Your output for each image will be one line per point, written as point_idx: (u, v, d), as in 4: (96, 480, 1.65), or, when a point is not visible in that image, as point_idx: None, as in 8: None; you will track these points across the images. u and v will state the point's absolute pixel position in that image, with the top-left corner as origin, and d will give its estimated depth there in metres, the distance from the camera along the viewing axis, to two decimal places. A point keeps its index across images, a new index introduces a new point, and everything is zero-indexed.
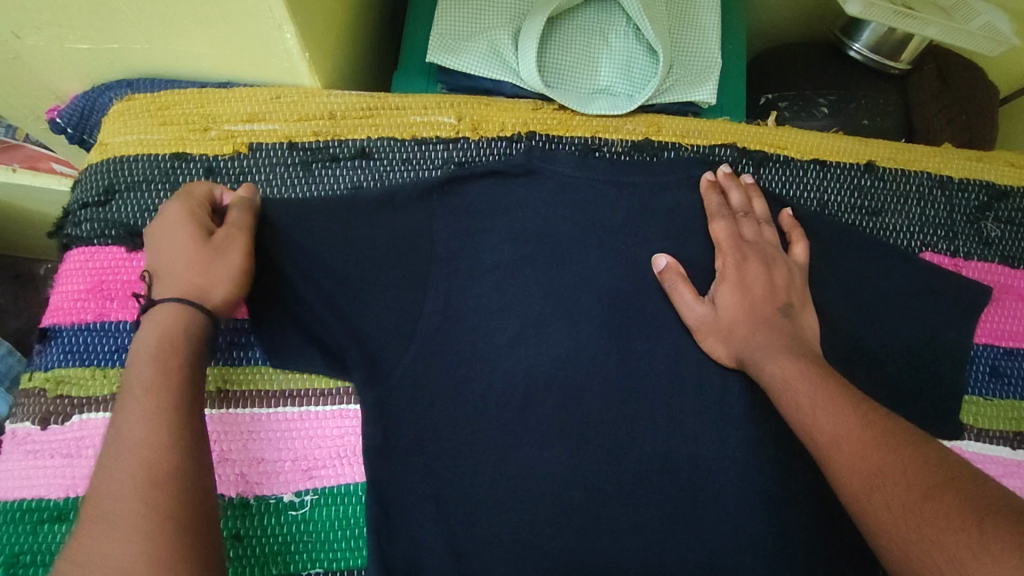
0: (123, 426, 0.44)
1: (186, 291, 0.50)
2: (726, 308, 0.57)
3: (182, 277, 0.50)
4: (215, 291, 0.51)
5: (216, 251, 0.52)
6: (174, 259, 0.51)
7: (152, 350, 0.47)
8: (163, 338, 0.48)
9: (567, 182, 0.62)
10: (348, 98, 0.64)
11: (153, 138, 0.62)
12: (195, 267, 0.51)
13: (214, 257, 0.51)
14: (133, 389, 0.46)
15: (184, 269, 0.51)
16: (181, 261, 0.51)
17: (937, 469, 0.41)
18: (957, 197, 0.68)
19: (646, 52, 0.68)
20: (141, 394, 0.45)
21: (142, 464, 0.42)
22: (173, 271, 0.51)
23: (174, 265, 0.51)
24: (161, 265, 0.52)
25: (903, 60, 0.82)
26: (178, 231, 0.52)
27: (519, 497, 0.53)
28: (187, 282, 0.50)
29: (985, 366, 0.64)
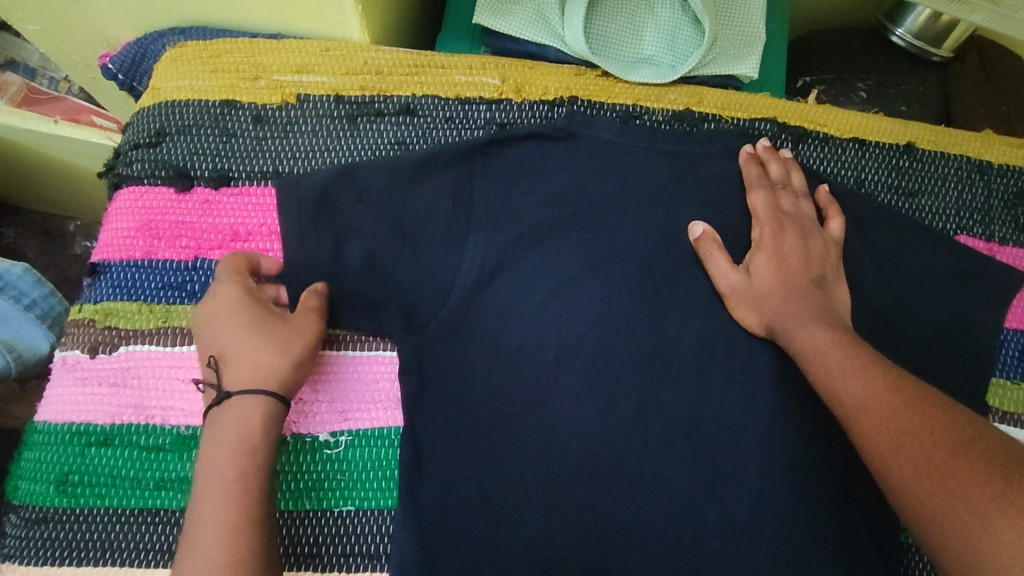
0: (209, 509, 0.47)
1: (255, 376, 0.52)
2: (760, 276, 0.58)
3: (250, 361, 0.52)
4: (279, 375, 0.53)
5: (284, 334, 0.54)
6: (246, 343, 0.53)
7: (240, 436, 0.50)
8: (238, 430, 0.50)
9: (606, 147, 0.63)
10: (395, 55, 0.65)
11: (204, 85, 0.63)
12: (262, 351, 0.53)
13: (287, 342, 0.54)
14: (217, 476, 0.48)
15: (252, 352, 0.53)
16: (251, 345, 0.53)
17: (965, 430, 0.42)
18: (995, 182, 0.68)
19: (692, 23, 0.68)
20: (225, 480, 0.48)
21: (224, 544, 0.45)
22: (241, 355, 0.53)
23: (243, 351, 0.53)
24: (228, 352, 0.53)
25: (945, 48, 0.82)
26: (238, 311, 0.54)
27: (546, 449, 0.54)
28: (256, 369, 0.52)
29: (1014, 350, 0.64)
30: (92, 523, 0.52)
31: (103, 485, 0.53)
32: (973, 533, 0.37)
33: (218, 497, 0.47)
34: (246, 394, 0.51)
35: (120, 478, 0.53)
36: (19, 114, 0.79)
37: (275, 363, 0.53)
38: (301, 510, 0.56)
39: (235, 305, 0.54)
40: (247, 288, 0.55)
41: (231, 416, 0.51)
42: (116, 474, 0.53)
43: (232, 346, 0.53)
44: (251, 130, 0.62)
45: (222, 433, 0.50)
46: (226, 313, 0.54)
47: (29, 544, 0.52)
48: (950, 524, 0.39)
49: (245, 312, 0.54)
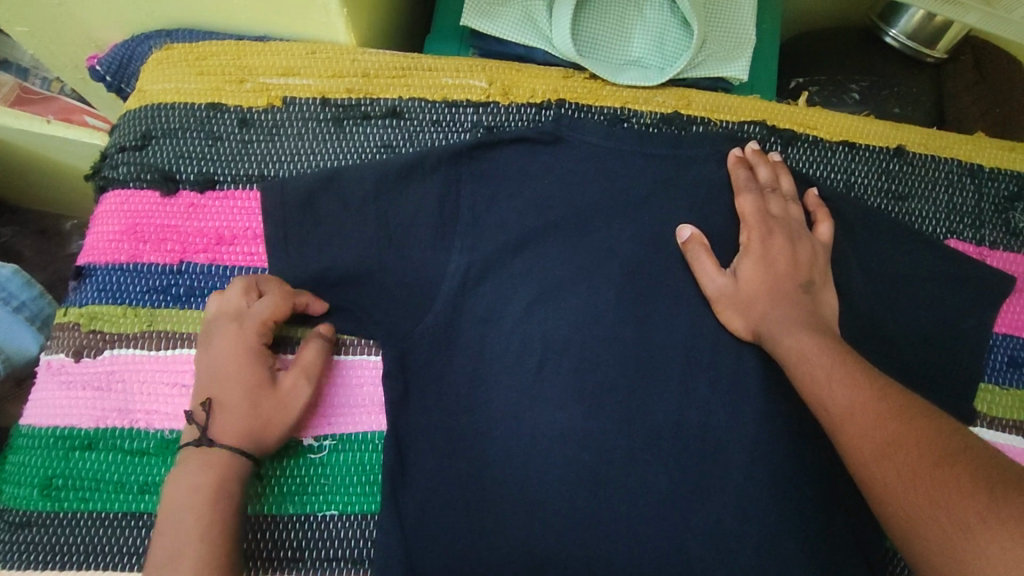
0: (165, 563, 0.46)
1: (244, 437, 0.52)
2: (746, 280, 0.58)
3: (242, 420, 0.52)
4: (265, 440, 0.53)
5: (285, 406, 0.54)
6: (246, 399, 0.52)
7: (207, 482, 0.49)
8: (206, 477, 0.50)
9: (594, 150, 0.62)
10: (382, 57, 0.65)
11: (190, 88, 0.63)
12: (257, 415, 0.52)
13: (282, 413, 0.54)
14: (178, 525, 0.47)
15: (246, 411, 0.52)
16: (249, 405, 0.52)
17: (950, 441, 0.42)
18: (986, 186, 0.68)
19: (680, 25, 0.68)
20: (184, 531, 0.47)
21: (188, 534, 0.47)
22: (237, 410, 0.52)
23: (238, 405, 0.52)
24: (225, 400, 0.52)
25: (939, 49, 0.82)
26: (254, 363, 0.54)
27: (530, 455, 0.54)
28: (246, 429, 0.52)
29: (1003, 355, 0.64)
30: (76, 526, 0.52)
31: (87, 489, 0.53)
32: (955, 544, 0.37)
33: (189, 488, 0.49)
34: (232, 452, 0.51)
35: (103, 482, 0.53)
36: (12, 115, 0.79)
37: (264, 427, 0.53)
38: (285, 513, 0.56)
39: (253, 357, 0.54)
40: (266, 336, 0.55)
41: (204, 463, 0.50)
42: (100, 478, 0.53)
43: (231, 395, 0.52)
44: (237, 133, 0.62)
45: (189, 477, 0.49)
46: (244, 361, 0.54)
47: (12, 548, 0.52)
48: (934, 535, 0.39)
49: (257, 367, 0.54)
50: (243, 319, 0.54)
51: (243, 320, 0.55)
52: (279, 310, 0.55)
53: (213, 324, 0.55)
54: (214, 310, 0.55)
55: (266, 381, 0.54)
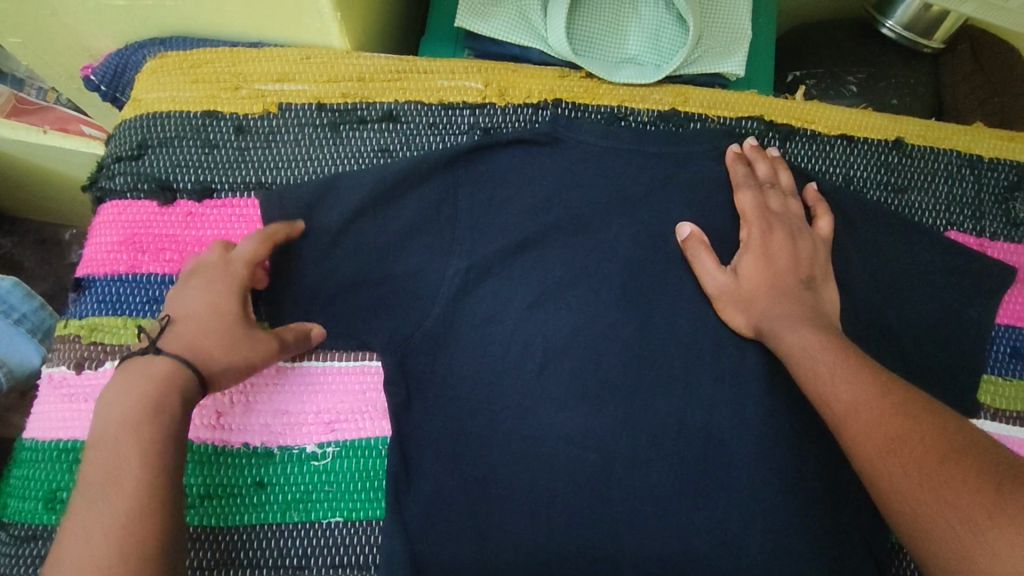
0: (100, 486, 0.43)
1: (191, 352, 0.50)
2: (748, 277, 0.58)
3: (192, 336, 0.50)
4: (212, 362, 0.50)
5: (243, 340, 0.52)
6: (207, 325, 0.51)
7: (144, 397, 0.46)
8: (145, 389, 0.47)
9: (591, 151, 0.63)
10: (377, 61, 0.65)
11: (186, 96, 0.63)
12: (211, 337, 0.51)
13: (243, 348, 0.52)
14: (115, 445, 0.45)
15: (203, 331, 0.51)
16: (208, 328, 0.51)
17: (953, 437, 0.42)
18: (985, 177, 0.67)
19: (676, 22, 0.67)
20: (116, 454, 0.44)
21: (125, 439, 0.45)
22: (196, 330, 0.51)
23: (195, 325, 0.51)
24: (185, 321, 0.51)
25: (936, 39, 0.81)
26: (225, 298, 0.52)
27: (533, 455, 0.55)
28: (193, 345, 0.50)
29: (1006, 347, 0.63)
30: None
31: None
32: (963, 543, 0.37)
33: (130, 395, 0.47)
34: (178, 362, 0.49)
35: None
36: (9, 125, 0.78)
37: (216, 346, 0.51)
38: (289, 521, 0.56)
39: (223, 293, 0.53)
40: (245, 278, 0.54)
41: (143, 374, 0.48)
42: None
43: (188, 317, 0.51)
44: (233, 140, 0.62)
45: (130, 386, 0.47)
46: (215, 297, 0.52)
47: (17, 562, 0.52)
48: (938, 532, 0.39)
49: (218, 296, 0.53)
50: (224, 267, 0.54)
51: (221, 266, 0.54)
52: (255, 253, 0.54)
53: (194, 269, 0.54)
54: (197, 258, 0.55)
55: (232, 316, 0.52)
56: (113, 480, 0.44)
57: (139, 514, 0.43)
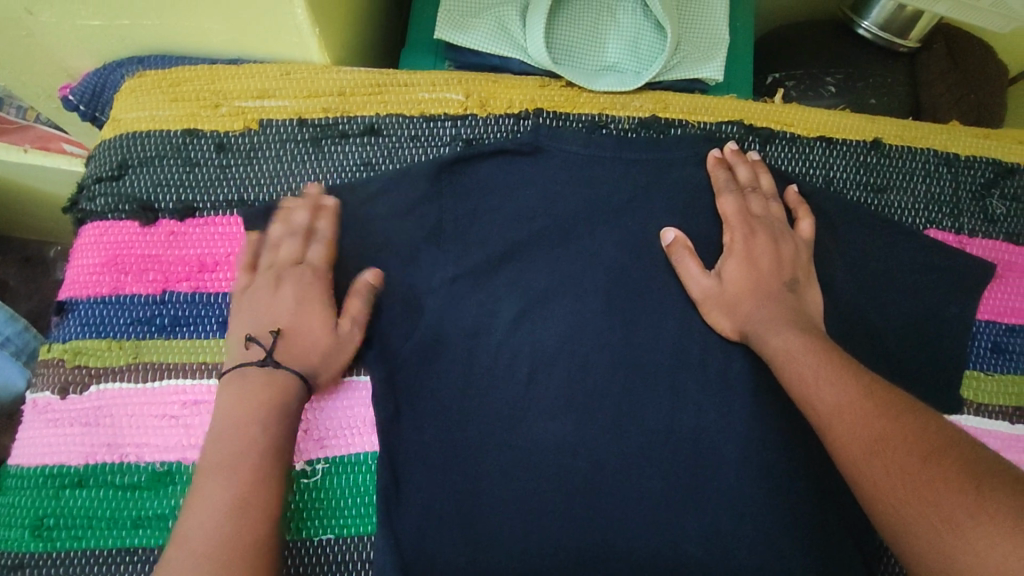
0: (218, 477, 0.47)
1: (308, 367, 0.54)
2: (731, 281, 0.58)
3: (307, 351, 0.54)
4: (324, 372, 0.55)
5: (341, 348, 0.56)
6: (309, 330, 0.55)
7: (266, 401, 0.51)
8: (261, 395, 0.52)
9: (573, 159, 0.63)
10: (357, 75, 0.65)
11: (165, 115, 0.62)
12: (318, 350, 0.55)
13: (340, 353, 0.56)
14: (233, 441, 0.49)
15: (312, 342, 0.55)
16: (314, 338, 0.55)
17: (934, 438, 0.43)
18: (963, 174, 0.68)
19: (654, 29, 0.68)
20: (239, 450, 0.49)
21: (244, 437, 0.50)
22: (303, 339, 0.55)
23: (308, 341, 0.55)
24: (294, 332, 0.55)
25: (912, 38, 0.82)
26: (321, 306, 0.56)
27: (524, 465, 0.55)
28: (307, 360, 0.54)
29: (987, 342, 0.64)
30: (69, 566, 0.52)
31: (79, 527, 0.52)
32: (946, 542, 0.38)
33: (247, 398, 0.51)
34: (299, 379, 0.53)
35: (95, 519, 0.53)
36: None
37: (320, 357, 0.55)
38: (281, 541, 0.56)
39: (311, 294, 0.56)
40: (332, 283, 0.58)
41: (263, 384, 0.52)
42: (92, 515, 0.53)
43: (301, 335, 0.55)
44: (214, 158, 0.62)
45: (248, 391, 0.52)
46: (309, 299, 0.56)
47: None
48: (922, 533, 0.39)
49: (324, 307, 0.56)
50: (308, 267, 0.57)
51: (302, 268, 0.57)
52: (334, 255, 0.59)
53: (280, 271, 0.57)
54: (268, 251, 0.58)
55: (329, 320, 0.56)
56: (230, 473, 0.48)
57: (257, 506, 0.47)
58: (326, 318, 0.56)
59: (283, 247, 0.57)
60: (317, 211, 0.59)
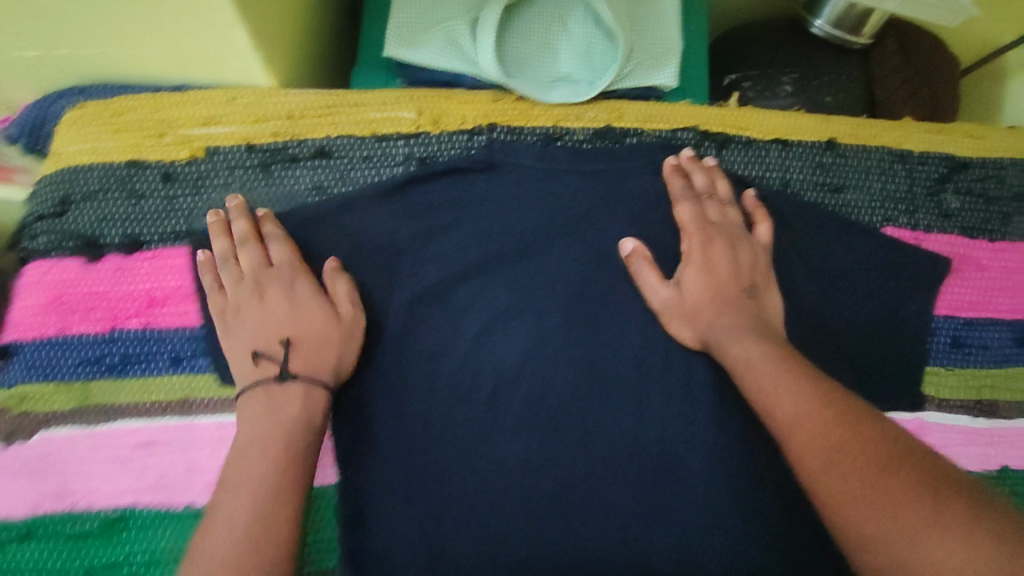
0: (240, 486, 0.46)
1: (319, 367, 0.53)
2: (692, 290, 0.57)
3: (320, 351, 0.53)
4: (341, 366, 0.54)
5: (346, 334, 0.55)
6: (316, 330, 0.54)
7: (293, 412, 0.50)
8: (287, 412, 0.50)
9: (529, 173, 0.63)
10: (305, 97, 0.63)
11: (107, 146, 0.61)
12: (326, 345, 0.54)
13: (348, 342, 0.55)
14: (259, 449, 0.48)
15: (320, 340, 0.54)
16: (318, 334, 0.54)
17: (890, 447, 0.43)
18: (917, 170, 0.68)
19: (606, 37, 0.67)
20: (263, 460, 0.47)
21: (270, 446, 0.48)
22: (309, 342, 0.53)
23: (314, 338, 0.54)
24: (303, 338, 0.54)
25: (864, 34, 0.83)
26: (311, 303, 0.55)
27: (491, 487, 0.54)
28: (322, 363, 0.53)
29: (946, 337, 0.64)
30: None
31: None
32: (899, 553, 0.38)
33: (269, 409, 0.50)
34: (311, 380, 0.52)
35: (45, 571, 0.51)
36: None
37: (330, 349, 0.54)
38: None
39: (303, 292, 0.55)
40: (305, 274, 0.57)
41: (287, 399, 0.51)
42: (41, 567, 0.51)
43: (308, 337, 0.54)
44: (161, 189, 0.60)
45: (271, 402, 0.50)
46: (302, 300, 0.55)
47: None
48: (878, 545, 0.39)
49: (319, 298, 0.55)
50: (278, 268, 0.56)
51: (273, 270, 0.56)
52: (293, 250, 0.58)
53: (257, 280, 0.55)
54: (228, 271, 0.56)
55: (326, 311, 0.55)
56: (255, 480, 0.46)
57: (285, 523, 0.45)
58: (323, 310, 0.55)
59: (245, 257, 0.56)
60: (255, 218, 0.58)
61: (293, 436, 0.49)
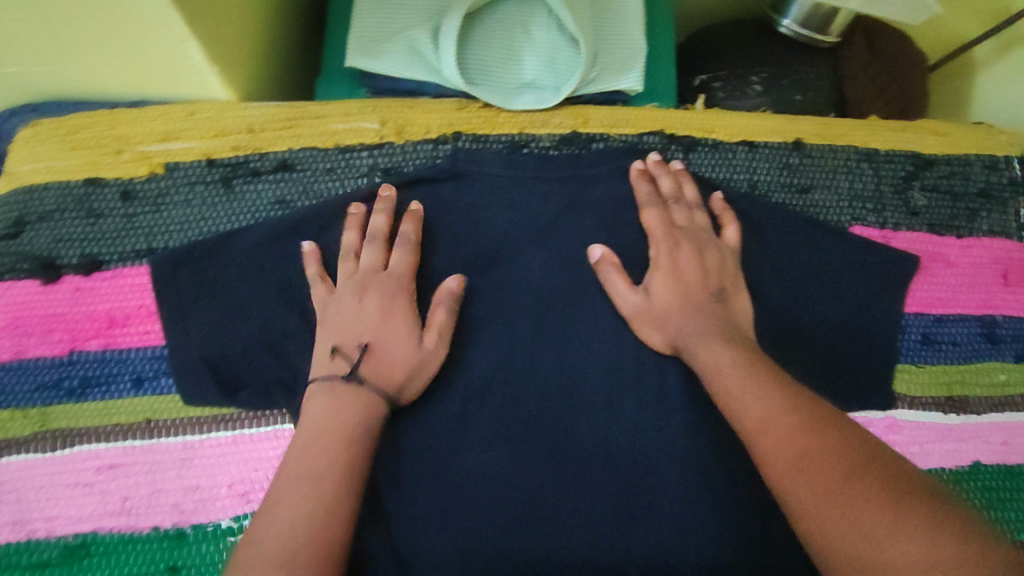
0: (302, 469, 0.44)
1: (391, 382, 0.52)
2: (659, 295, 0.57)
3: (393, 368, 0.52)
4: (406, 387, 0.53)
5: (423, 362, 0.54)
6: (394, 347, 0.53)
7: (356, 405, 0.49)
8: (347, 413, 0.49)
9: (496, 181, 0.62)
10: (267, 110, 0.63)
11: (63, 165, 0.60)
12: (403, 364, 0.53)
13: (423, 368, 0.54)
14: (324, 436, 0.47)
15: (398, 358, 0.53)
16: (397, 354, 0.53)
17: (857, 451, 0.43)
18: (884, 169, 0.69)
19: (569, 43, 0.67)
20: (327, 448, 0.46)
21: (334, 437, 0.47)
22: (388, 355, 0.53)
23: (392, 357, 0.53)
24: (382, 350, 0.53)
25: (832, 32, 0.83)
26: (401, 321, 0.54)
27: (462, 501, 0.53)
28: (393, 377, 0.52)
29: (917, 335, 0.64)
30: None
31: None
32: (865, 558, 0.37)
33: (340, 399, 0.49)
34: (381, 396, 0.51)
35: None
36: None
37: (406, 368, 0.53)
38: None
39: (393, 306, 0.55)
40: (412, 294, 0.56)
41: (350, 401, 0.49)
42: None
43: (386, 350, 0.53)
44: (120, 207, 0.59)
45: (342, 394, 0.49)
46: (391, 312, 0.54)
47: None
48: (845, 551, 0.38)
49: (410, 323, 0.55)
50: (389, 276, 0.56)
51: (384, 277, 0.56)
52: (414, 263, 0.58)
53: (365, 284, 0.55)
54: (346, 265, 0.56)
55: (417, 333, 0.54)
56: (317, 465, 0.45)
57: (340, 508, 0.43)
58: (411, 332, 0.54)
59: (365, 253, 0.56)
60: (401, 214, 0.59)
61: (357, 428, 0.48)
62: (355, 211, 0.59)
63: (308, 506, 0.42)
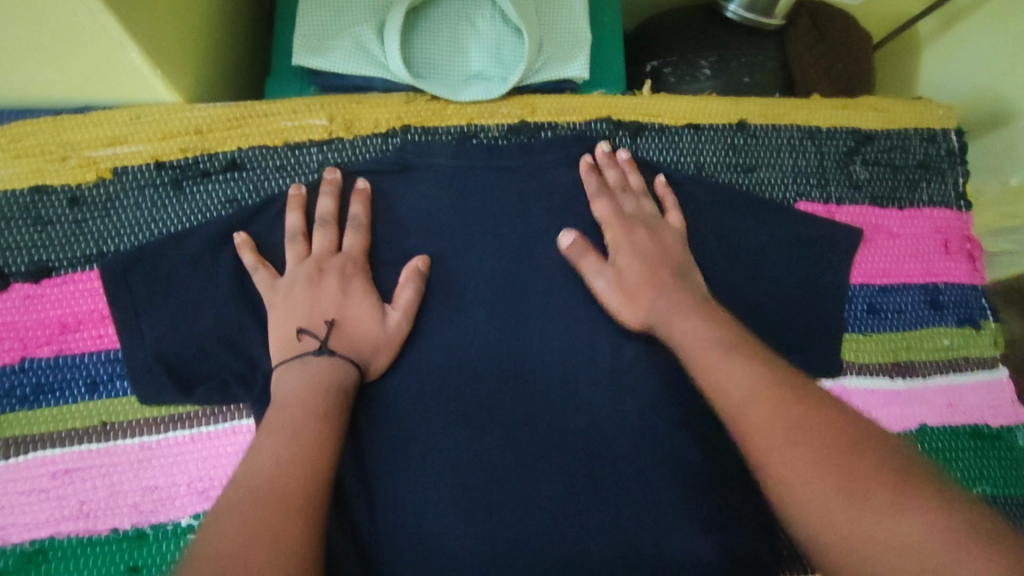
0: (269, 464, 0.45)
1: (358, 355, 0.54)
2: (608, 279, 0.58)
3: (359, 341, 0.54)
4: (375, 360, 0.55)
5: (390, 334, 0.56)
6: (362, 326, 0.55)
7: (322, 396, 0.50)
8: (318, 391, 0.50)
9: (445, 172, 0.63)
10: (213, 110, 0.62)
11: (7, 173, 0.59)
12: (369, 338, 0.55)
13: (389, 342, 0.56)
14: (295, 432, 0.47)
15: (363, 332, 0.55)
16: (362, 329, 0.55)
17: (799, 419, 0.44)
18: (826, 145, 0.70)
19: (515, 34, 0.68)
20: (295, 444, 0.46)
21: (304, 430, 0.47)
22: (353, 331, 0.54)
23: (358, 331, 0.55)
24: (348, 325, 0.54)
25: (777, 15, 0.83)
26: (364, 299, 0.56)
27: (422, 486, 0.54)
28: (360, 348, 0.54)
29: (863, 304, 0.67)
30: None
31: None
32: None
33: (307, 380, 0.50)
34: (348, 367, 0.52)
35: None
36: None
37: (372, 343, 0.55)
38: None
39: (355, 284, 0.56)
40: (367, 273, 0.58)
41: (319, 377, 0.51)
42: None
43: (352, 325, 0.54)
44: (67, 214, 0.59)
45: (309, 382, 0.50)
46: (354, 290, 0.56)
47: None
48: None
49: (370, 296, 0.56)
50: (345, 256, 0.57)
51: (341, 258, 0.57)
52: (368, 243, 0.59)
53: (320, 265, 0.56)
54: (295, 247, 0.57)
55: (379, 307, 0.56)
56: (285, 461, 0.45)
57: (308, 504, 0.43)
58: (374, 308, 0.56)
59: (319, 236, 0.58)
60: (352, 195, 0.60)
61: (324, 425, 0.48)
62: (296, 193, 0.59)
63: (272, 498, 0.43)
